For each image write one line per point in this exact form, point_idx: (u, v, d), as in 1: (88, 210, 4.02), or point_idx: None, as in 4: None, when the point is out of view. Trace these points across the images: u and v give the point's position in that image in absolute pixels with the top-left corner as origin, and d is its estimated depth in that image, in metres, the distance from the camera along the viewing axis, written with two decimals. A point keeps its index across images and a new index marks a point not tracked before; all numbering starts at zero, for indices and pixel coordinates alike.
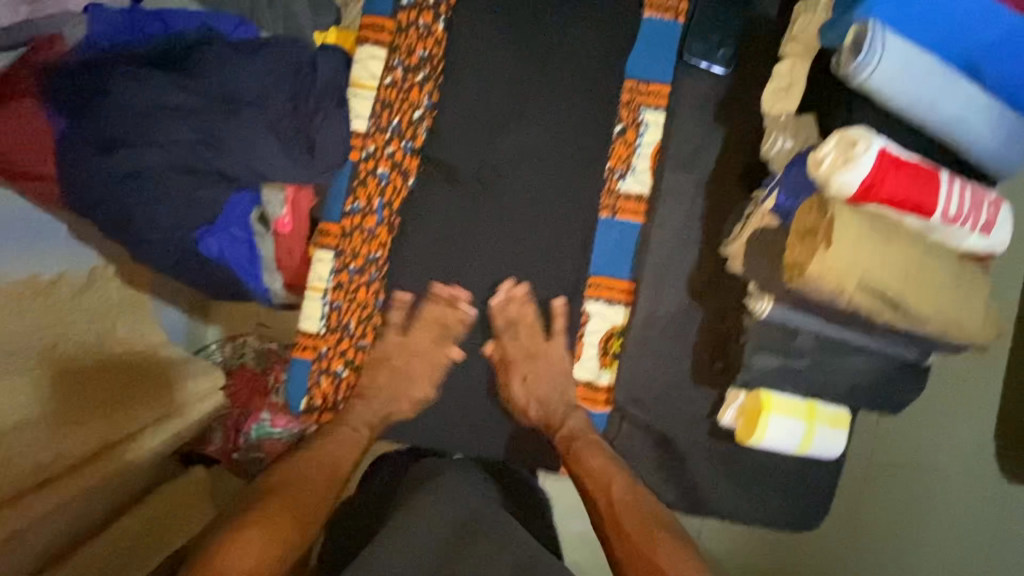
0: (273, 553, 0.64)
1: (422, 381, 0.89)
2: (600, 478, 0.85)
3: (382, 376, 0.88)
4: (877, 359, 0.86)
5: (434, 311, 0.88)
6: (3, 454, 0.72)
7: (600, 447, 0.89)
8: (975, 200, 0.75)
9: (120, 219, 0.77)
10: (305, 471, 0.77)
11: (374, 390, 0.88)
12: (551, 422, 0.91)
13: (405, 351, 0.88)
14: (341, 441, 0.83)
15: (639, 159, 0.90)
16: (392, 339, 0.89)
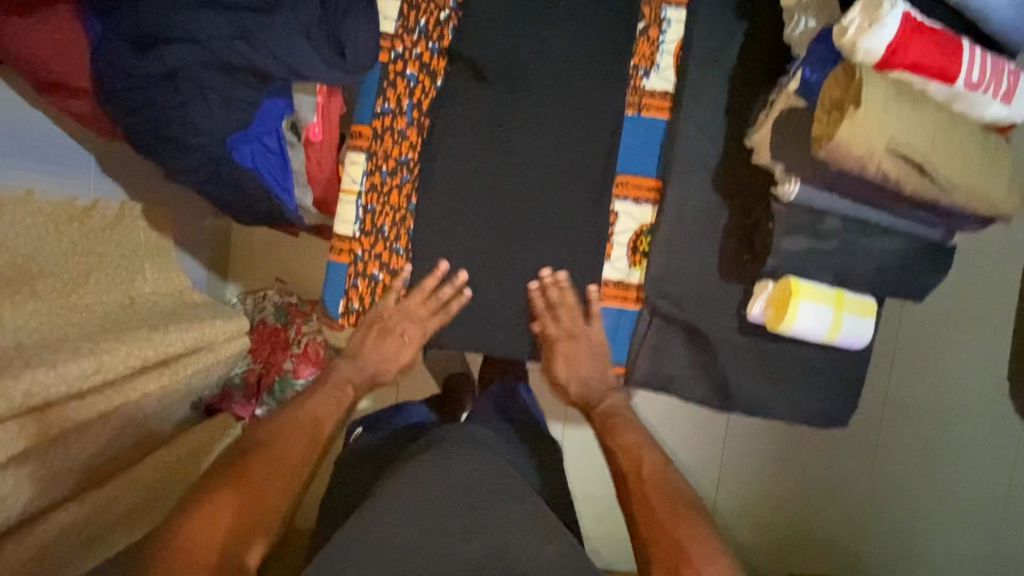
0: (244, 513, 0.73)
1: (413, 347, 0.98)
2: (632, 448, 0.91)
3: (374, 341, 0.98)
4: (901, 242, 0.91)
5: (426, 283, 0.94)
6: (93, 358, 0.89)
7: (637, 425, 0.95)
8: (996, 68, 0.78)
9: (162, 122, 0.85)
10: (287, 433, 0.85)
11: (367, 352, 0.98)
12: (588, 400, 1.00)
13: (400, 316, 0.95)
14: (330, 400, 0.94)
15: (663, 57, 0.96)
16: (390, 304, 0.95)
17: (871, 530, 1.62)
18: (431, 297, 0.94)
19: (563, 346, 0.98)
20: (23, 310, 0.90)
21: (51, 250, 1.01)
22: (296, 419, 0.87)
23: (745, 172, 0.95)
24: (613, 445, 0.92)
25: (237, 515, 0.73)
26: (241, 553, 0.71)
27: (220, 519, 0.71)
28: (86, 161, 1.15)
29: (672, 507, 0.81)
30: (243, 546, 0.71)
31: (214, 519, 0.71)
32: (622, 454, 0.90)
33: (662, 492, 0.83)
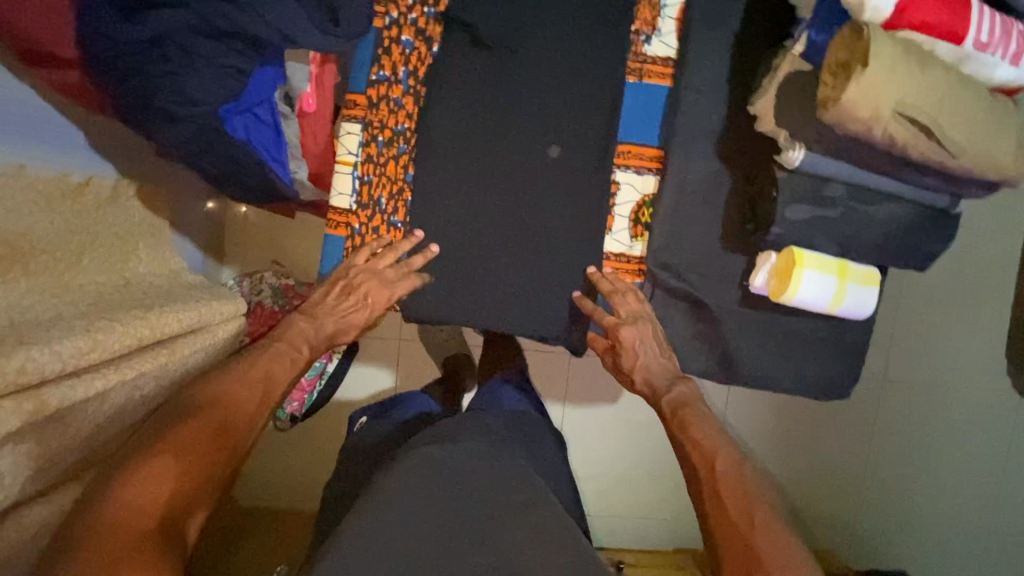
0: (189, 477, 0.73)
1: (369, 311, 0.97)
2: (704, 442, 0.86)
3: (335, 299, 0.96)
4: (906, 210, 0.89)
5: (400, 246, 0.93)
6: (92, 341, 0.88)
7: (709, 417, 0.91)
8: (1005, 27, 0.77)
9: (149, 92, 0.82)
10: (235, 390, 0.84)
11: (325, 312, 0.96)
12: (656, 392, 0.95)
13: (365, 276, 0.93)
14: (283, 358, 0.92)
15: (665, 22, 0.94)
16: (360, 261, 0.93)
17: (870, 502, 1.64)
18: (400, 263, 0.93)
19: (628, 330, 0.94)
20: (15, 289, 0.88)
21: (44, 228, 0.98)
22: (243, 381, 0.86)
23: (747, 141, 0.93)
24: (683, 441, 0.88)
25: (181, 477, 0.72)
26: (183, 517, 0.71)
27: (164, 480, 0.70)
28: (77, 137, 1.12)
29: (747, 512, 0.76)
30: (185, 510, 0.71)
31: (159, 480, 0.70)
32: (693, 445, 0.86)
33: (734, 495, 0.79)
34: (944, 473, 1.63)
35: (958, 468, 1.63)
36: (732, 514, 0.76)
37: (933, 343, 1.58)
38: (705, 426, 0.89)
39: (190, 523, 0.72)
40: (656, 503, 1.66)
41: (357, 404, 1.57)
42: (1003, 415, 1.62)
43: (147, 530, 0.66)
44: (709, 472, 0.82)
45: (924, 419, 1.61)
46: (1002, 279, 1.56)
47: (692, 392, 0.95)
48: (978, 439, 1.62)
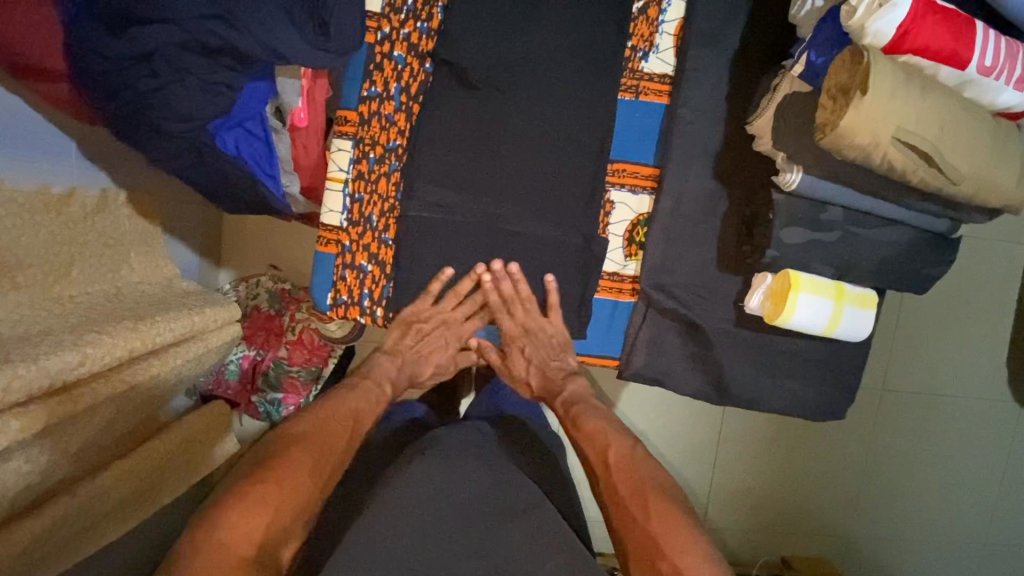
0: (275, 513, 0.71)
1: (449, 347, 1.06)
2: (595, 442, 0.94)
3: (413, 341, 1.03)
4: (905, 234, 0.88)
5: (462, 284, 0.94)
6: (89, 353, 0.89)
7: (600, 413, 0.99)
8: (1011, 51, 0.75)
9: (138, 108, 0.81)
10: (318, 428, 0.84)
11: (407, 352, 1.05)
12: (553, 392, 1.05)
13: (438, 320, 1.00)
14: (365, 396, 0.96)
15: (663, 39, 0.93)
16: (429, 308, 0.97)
17: (864, 513, 1.64)
18: (462, 304, 0.98)
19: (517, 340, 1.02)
20: (5, 302, 0.91)
21: (32, 240, 0.98)
22: (325, 422, 0.87)
23: (745, 161, 0.92)
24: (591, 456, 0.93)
25: (271, 514, 0.71)
26: (275, 549, 0.70)
27: (250, 522, 0.68)
28: (67, 146, 1.10)
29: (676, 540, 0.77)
30: (276, 544, 0.70)
31: (247, 519, 0.68)
32: (584, 448, 0.95)
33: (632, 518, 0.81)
34: (940, 486, 1.63)
35: (953, 482, 1.62)
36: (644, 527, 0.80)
37: (930, 358, 1.57)
38: (594, 444, 0.94)
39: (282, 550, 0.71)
40: None
41: None
42: (1000, 429, 1.60)
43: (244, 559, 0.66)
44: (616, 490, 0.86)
45: (921, 432, 1.60)
46: (1003, 293, 1.55)
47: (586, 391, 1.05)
48: (975, 453, 1.61)
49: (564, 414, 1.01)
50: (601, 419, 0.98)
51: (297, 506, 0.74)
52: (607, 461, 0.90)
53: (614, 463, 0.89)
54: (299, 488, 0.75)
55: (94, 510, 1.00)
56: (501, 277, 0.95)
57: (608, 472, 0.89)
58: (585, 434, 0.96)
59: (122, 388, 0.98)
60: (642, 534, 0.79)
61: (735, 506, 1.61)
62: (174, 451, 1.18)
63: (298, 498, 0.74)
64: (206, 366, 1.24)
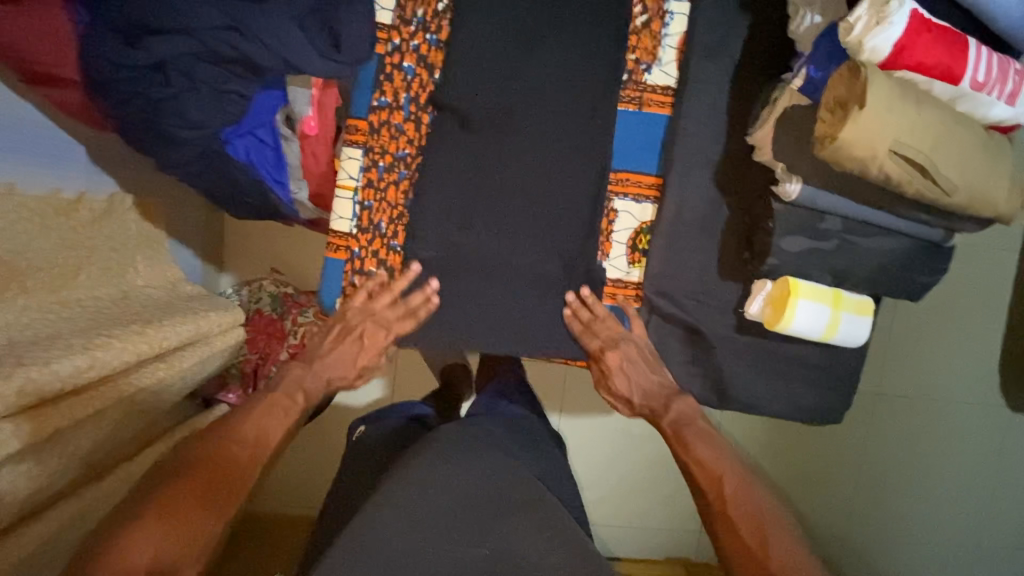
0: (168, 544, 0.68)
1: (372, 349, 0.99)
2: (706, 469, 0.90)
3: (333, 342, 0.99)
4: (902, 243, 0.90)
5: (399, 284, 0.95)
6: (99, 358, 0.89)
7: (709, 435, 0.95)
8: (1002, 67, 0.77)
9: (152, 115, 0.83)
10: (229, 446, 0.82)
11: (321, 356, 0.99)
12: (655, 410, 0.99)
13: (365, 316, 0.95)
14: (277, 410, 0.91)
15: (665, 52, 0.96)
16: (355, 306, 0.95)
17: (860, 516, 1.66)
18: (400, 302, 0.96)
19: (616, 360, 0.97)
20: (13, 306, 0.91)
21: (41, 244, 0.99)
22: (230, 445, 0.83)
23: (746, 171, 0.95)
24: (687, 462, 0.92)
25: (169, 535, 0.69)
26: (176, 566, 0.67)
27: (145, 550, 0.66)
28: (76, 151, 1.11)
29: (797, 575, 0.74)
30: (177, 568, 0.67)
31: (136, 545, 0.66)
32: (696, 475, 0.90)
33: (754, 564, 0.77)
34: (934, 491, 1.65)
35: (948, 486, 1.65)
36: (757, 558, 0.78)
37: (924, 363, 1.59)
38: (706, 469, 0.90)
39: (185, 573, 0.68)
40: (648, 515, 1.67)
41: (354, 412, 1.57)
42: (993, 434, 1.63)
43: None
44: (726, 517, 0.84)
45: (916, 437, 1.62)
46: (995, 300, 1.58)
47: (693, 408, 0.98)
48: (968, 457, 1.64)
49: (674, 435, 0.96)
50: (713, 444, 0.93)
51: (199, 531, 0.71)
52: (724, 494, 0.86)
53: (727, 494, 0.86)
54: (201, 513, 0.73)
55: (98, 514, 1.00)
56: (580, 308, 0.98)
57: (724, 501, 0.86)
58: (695, 459, 0.91)
59: (126, 393, 0.98)
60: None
61: None
62: None
63: (192, 524, 0.71)
64: (209, 371, 1.25)
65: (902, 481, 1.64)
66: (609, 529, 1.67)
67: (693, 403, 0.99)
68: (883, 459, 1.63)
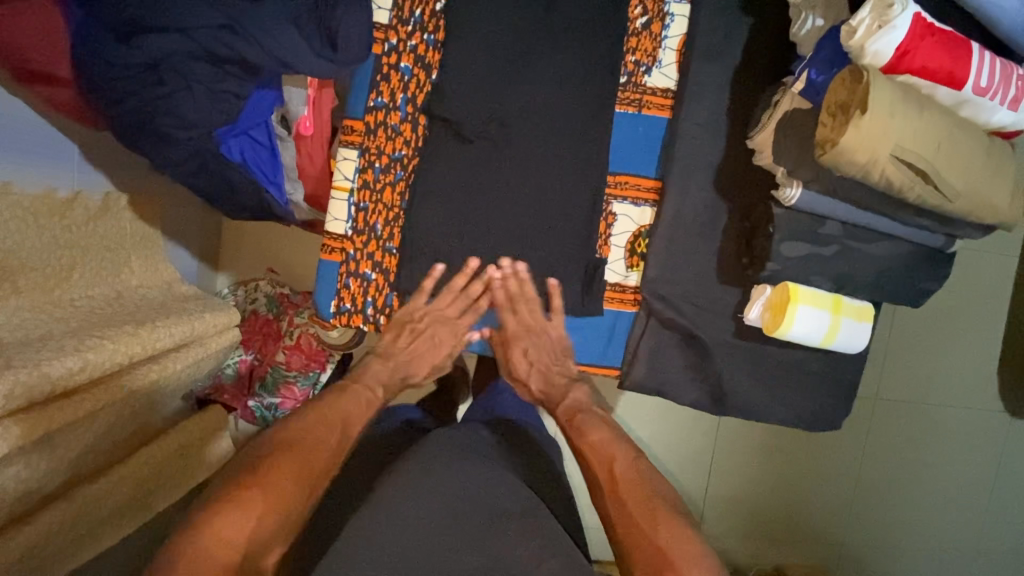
0: (269, 527, 0.68)
1: (446, 343, 1.02)
2: (600, 454, 0.87)
3: (404, 342, 1.01)
4: (903, 249, 0.89)
5: (458, 281, 0.96)
6: (90, 359, 0.88)
7: (600, 421, 0.93)
8: (1005, 73, 0.77)
9: (144, 114, 0.82)
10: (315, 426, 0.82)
11: (399, 355, 1.00)
12: (552, 396, 1.01)
13: (431, 316, 0.98)
14: (356, 399, 0.92)
15: (665, 54, 0.95)
16: (416, 305, 0.97)
17: (857, 523, 1.65)
18: (460, 294, 0.97)
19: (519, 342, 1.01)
20: (4, 307, 0.91)
21: (34, 243, 0.98)
22: (316, 433, 0.80)
23: (745, 175, 0.94)
24: (581, 446, 0.89)
25: (264, 514, 0.68)
26: (262, 555, 0.66)
27: (250, 527, 0.66)
28: (69, 149, 1.10)
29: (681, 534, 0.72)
30: (267, 546, 0.67)
31: (236, 524, 0.65)
32: (590, 461, 0.87)
33: (637, 528, 0.74)
34: (931, 497, 1.64)
35: (945, 493, 1.64)
36: (652, 550, 0.71)
37: (923, 369, 1.59)
38: (596, 456, 0.86)
39: (268, 561, 0.67)
40: None
41: None
42: (991, 440, 1.62)
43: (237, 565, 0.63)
44: (623, 502, 0.78)
45: (914, 442, 1.62)
46: (995, 306, 1.57)
47: (589, 399, 0.99)
48: (965, 463, 1.63)
49: (567, 422, 0.95)
50: (606, 428, 0.91)
51: (290, 519, 0.71)
52: (614, 474, 0.82)
53: (619, 476, 0.82)
54: (285, 504, 0.70)
55: (90, 516, 0.99)
56: (507, 279, 0.96)
57: (615, 482, 0.81)
58: (589, 446, 0.88)
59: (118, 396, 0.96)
60: (647, 544, 0.72)
61: (729, 515, 1.62)
62: (171, 456, 1.18)
63: (286, 507, 0.70)
64: (203, 372, 1.24)
65: (900, 487, 1.63)
66: (606, 534, 1.66)
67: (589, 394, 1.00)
68: (881, 464, 1.62)
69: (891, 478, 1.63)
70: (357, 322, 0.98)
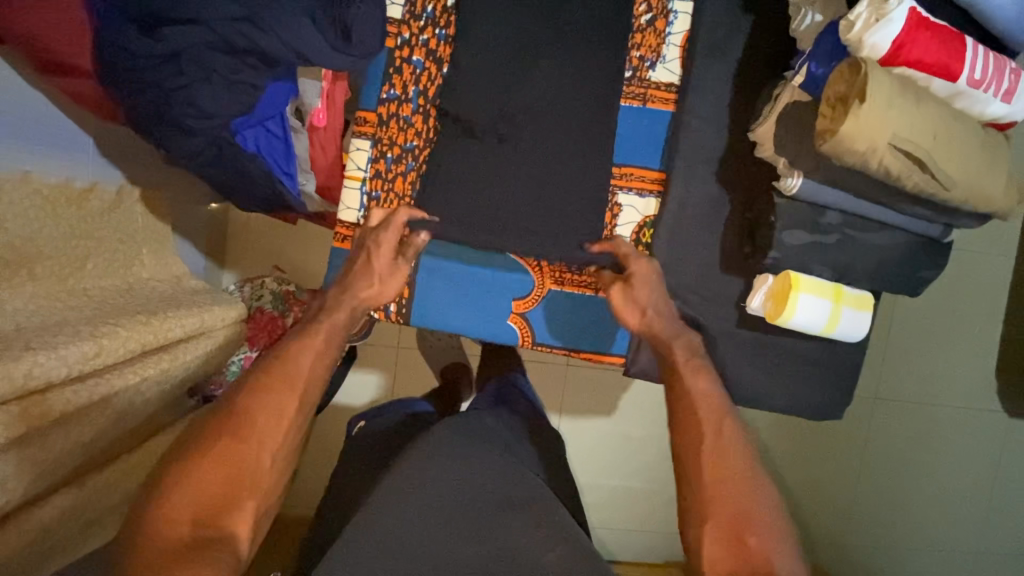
0: (214, 498, 0.68)
1: (391, 277, 0.93)
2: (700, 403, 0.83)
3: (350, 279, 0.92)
4: (902, 238, 0.92)
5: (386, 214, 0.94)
6: (103, 345, 0.90)
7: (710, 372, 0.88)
8: (998, 66, 0.79)
9: (163, 104, 0.84)
10: (269, 383, 0.77)
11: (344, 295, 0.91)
12: (660, 338, 0.93)
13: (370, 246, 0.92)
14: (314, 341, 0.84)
15: (669, 49, 0.98)
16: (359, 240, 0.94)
17: (860, 520, 1.66)
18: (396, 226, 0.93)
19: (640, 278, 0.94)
20: (22, 292, 0.91)
21: (51, 232, 1.00)
22: (270, 386, 0.77)
23: (748, 167, 0.96)
24: (681, 390, 0.85)
25: (205, 487, 0.68)
26: (223, 523, 0.67)
27: (199, 501, 0.67)
28: (83, 142, 1.12)
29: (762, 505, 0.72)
30: (225, 516, 0.68)
31: (174, 501, 0.67)
32: (689, 407, 0.82)
33: (726, 492, 0.73)
34: (933, 494, 1.65)
35: (947, 489, 1.65)
36: (732, 516, 0.71)
37: (923, 365, 1.60)
38: (696, 403, 0.82)
39: (236, 524, 0.68)
40: (648, 517, 1.66)
41: (356, 410, 1.58)
42: (991, 437, 1.64)
43: (185, 541, 0.64)
44: (711, 459, 0.76)
45: (915, 439, 1.63)
46: (993, 302, 1.59)
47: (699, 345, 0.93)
48: (966, 461, 1.64)
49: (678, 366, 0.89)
50: (711, 380, 0.86)
51: (251, 482, 0.71)
52: (717, 426, 0.79)
53: (715, 429, 0.79)
54: (238, 473, 0.70)
55: (99, 505, 1.00)
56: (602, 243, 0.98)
57: (716, 434, 0.78)
58: (694, 392, 0.84)
59: (129, 385, 0.97)
60: (725, 509, 0.72)
61: None
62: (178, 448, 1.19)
63: (239, 472, 0.70)
64: (211, 364, 1.25)
65: (901, 484, 1.65)
66: (610, 532, 1.67)
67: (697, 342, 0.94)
68: (883, 461, 1.64)
69: (892, 474, 1.64)
70: None
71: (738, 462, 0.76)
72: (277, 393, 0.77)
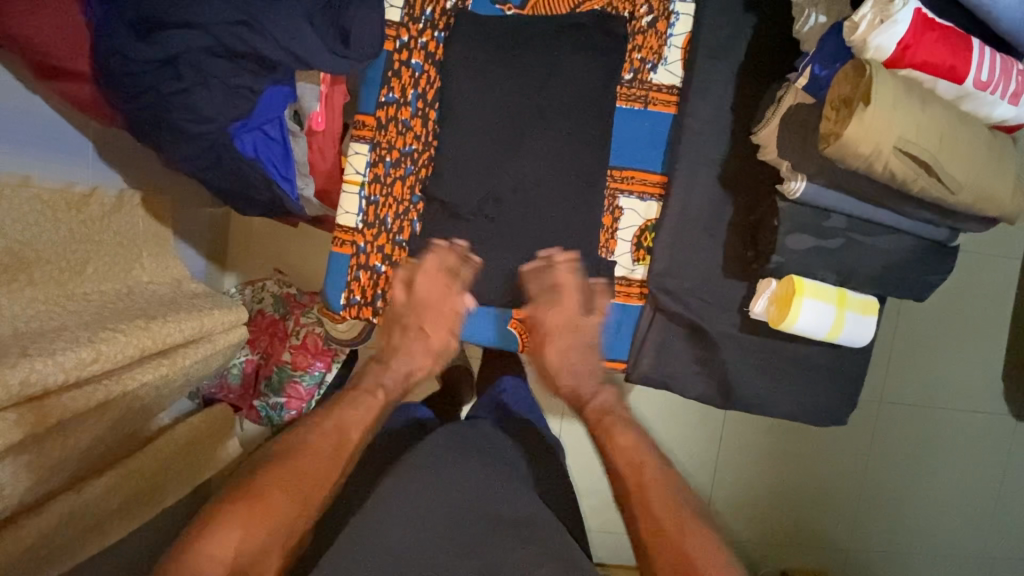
0: (258, 538, 0.69)
1: (439, 329, 0.97)
2: (626, 458, 0.86)
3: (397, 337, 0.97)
4: (906, 242, 0.90)
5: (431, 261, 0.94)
6: (101, 352, 0.89)
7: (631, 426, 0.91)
8: (1006, 67, 0.78)
9: (161, 109, 0.83)
10: (313, 438, 0.81)
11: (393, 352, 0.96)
12: (581, 397, 0.97)
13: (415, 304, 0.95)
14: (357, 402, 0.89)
15: (671, 51, 0.97)
16: (398, 297, 0.95)
17: (865, 525, 1.64)
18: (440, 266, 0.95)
19: (557, 334, 0.98)
20: (20, 297, 0.91)
21: (50, 237, 1.00)
22: (315, 446, 0.80)
23: (750, 169, 0.95)
24: (607, 448, 0.88)
25: (250, 528, 0.69)
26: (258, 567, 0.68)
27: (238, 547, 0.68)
28: (84, 146, 1.12)
29: (705, 551, 0.73)
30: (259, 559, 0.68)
31: (219, 539, 0.67)
32: (616, 464, 0.85)
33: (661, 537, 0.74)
34: (938, 499, 1.64)
35: (953, 494, 1.63)
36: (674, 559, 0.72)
37: (928, 369, 1.59)
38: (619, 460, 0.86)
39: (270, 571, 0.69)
40: None
41: None
42: (997, 441, 1.62)
43: None
44: (647, 511, 0.78)
45: (920, 443, 1.61)
46: (1000, 305, 1.57)
47: (617, 401, 0.97)
48: (971, 466, 1.63)
49: (596, 424, 0.92)
50: (634, 434, 0.90)
51: (288, 529, 0.72)
52: (640, 480, 0.82)
53: (644, 481, 0.82)
54: (276, 518, 0.72)
55: (99, 510, 1.00)
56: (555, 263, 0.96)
57: (642, 488, 0.81)
58: (616, 448, 0.87)
59: (126, 390, 0.97)
60: (669, 553, 0.73)
61: (735, 517, 1.62)
62: (177, 452, 1.19)
63: (274, 520, 0.71)
64: (212, 368, 1.25)
65: (906, 488, 1.63)
66: (612, 536, 1.66)
67: (616, 395, 0.98)
68: (888, 465, 1.62)
69: (897, 478, 1.62)
70: (365, 314, 0.99)
71: (672, 511, 0.77)
72: (320, 450, 0.80)
